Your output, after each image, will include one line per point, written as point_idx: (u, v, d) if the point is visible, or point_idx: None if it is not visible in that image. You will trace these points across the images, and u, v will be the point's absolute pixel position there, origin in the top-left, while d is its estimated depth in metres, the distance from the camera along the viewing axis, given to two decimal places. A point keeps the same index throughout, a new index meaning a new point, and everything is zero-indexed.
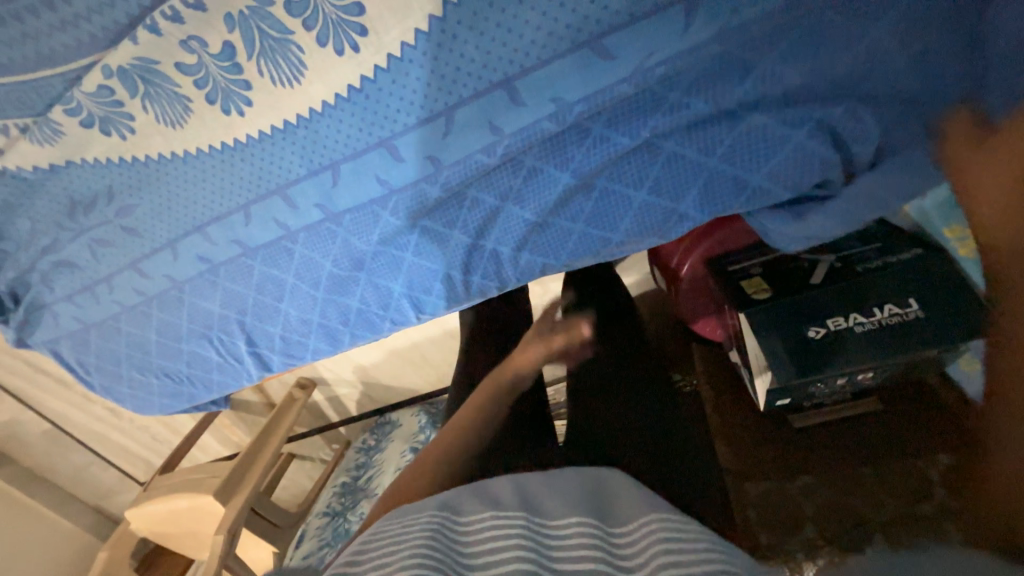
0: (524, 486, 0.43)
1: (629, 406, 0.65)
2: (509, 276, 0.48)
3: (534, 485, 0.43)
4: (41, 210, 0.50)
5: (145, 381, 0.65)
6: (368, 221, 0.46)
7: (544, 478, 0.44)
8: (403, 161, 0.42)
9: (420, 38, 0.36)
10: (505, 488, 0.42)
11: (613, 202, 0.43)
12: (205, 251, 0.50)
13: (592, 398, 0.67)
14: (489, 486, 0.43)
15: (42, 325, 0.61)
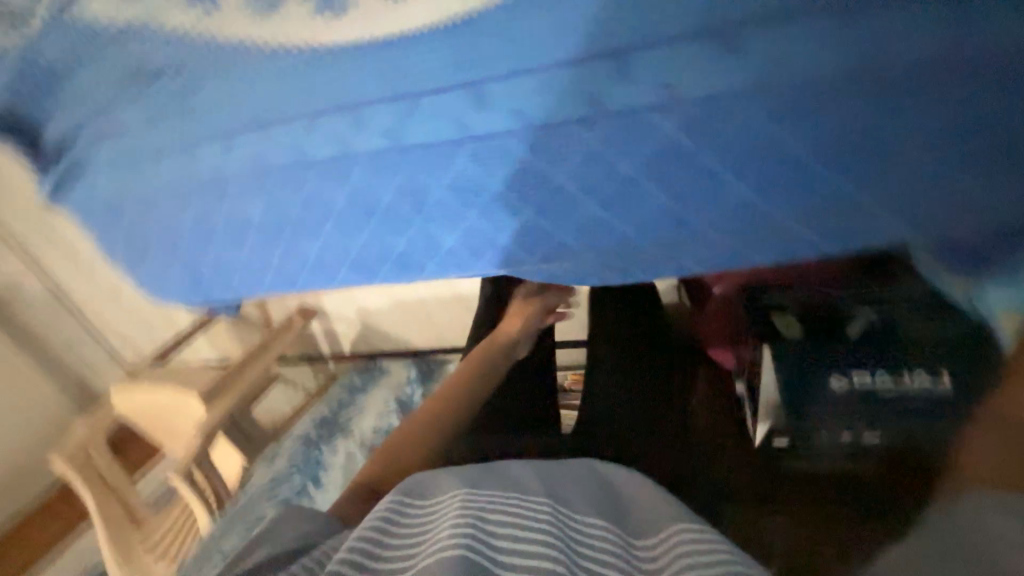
0: (548, 475, 0.47)
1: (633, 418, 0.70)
2: (556, 254, 0.47)
3: (558, 479, 0.46)
4: (109, 77, 0.50)
5: (167, 270, 0.65)
6: (434, 164, 0.44)
7: (569, 473, 0.48)
8: (487, 108, 0.40)
9: None
10: (536, 477, 0.46)
11: (682, 203, 0.41)
12: (260, 153, 0.49)
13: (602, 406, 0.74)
14: (520, 474, 0.47)
15: (80, 191, 0.61)
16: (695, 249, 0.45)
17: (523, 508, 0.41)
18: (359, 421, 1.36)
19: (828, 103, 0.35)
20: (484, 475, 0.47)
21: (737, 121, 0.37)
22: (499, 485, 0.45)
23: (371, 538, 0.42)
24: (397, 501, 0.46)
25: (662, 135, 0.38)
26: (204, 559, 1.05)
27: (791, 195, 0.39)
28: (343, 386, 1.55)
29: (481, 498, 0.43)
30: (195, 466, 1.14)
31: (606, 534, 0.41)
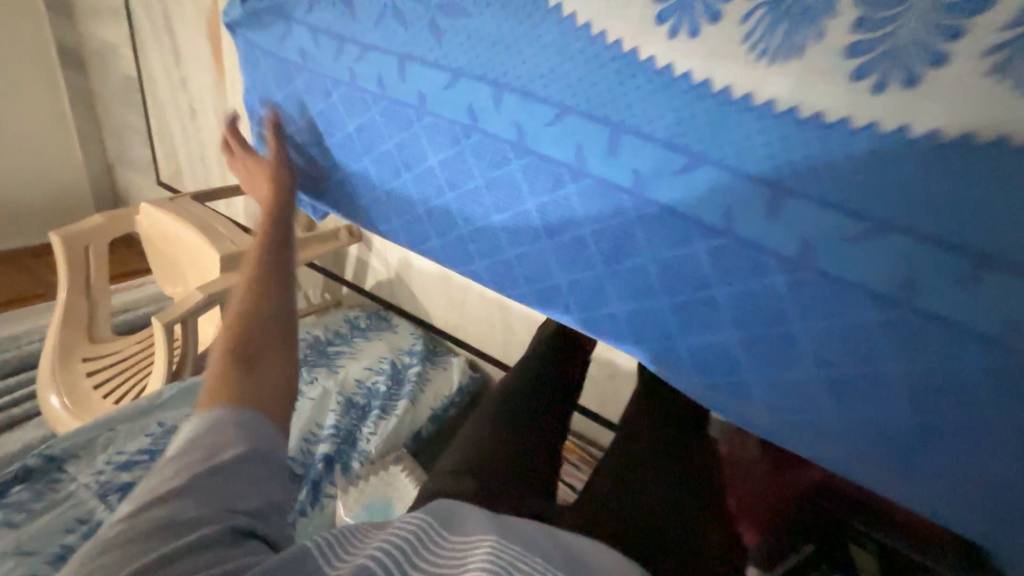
0: (565, 548, 0.47)
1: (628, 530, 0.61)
2: (725, 389, 0.40)
3: (573, 558, 0.46)
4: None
5: (294, 154, 0.58)
6: (665, 233, 0.38)
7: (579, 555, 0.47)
8: (772, 219, 0.34)
9: (946, 142, 0.28)
10: (559, 551, 0.46)
11: (910, 433, 0.34)
12: (483, 106, 0.43)
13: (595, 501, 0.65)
14: (549, 543, 0.46)
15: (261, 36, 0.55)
16: (874, 475, 0.38)
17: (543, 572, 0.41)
18: (348, 364, 1.28)
19: None
20: (505, 528, 0.46)
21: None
22: (531, 547, 0.44)
23: (397, 556, 0.41)
24: (427, 521, 0.45)
25: (957, 368, 0.31)
26: (138, 427, 0.92)
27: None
28: (348, 318, 1.48)
29: (505, 554, 0.42)
30: (182, 321, 1.08)
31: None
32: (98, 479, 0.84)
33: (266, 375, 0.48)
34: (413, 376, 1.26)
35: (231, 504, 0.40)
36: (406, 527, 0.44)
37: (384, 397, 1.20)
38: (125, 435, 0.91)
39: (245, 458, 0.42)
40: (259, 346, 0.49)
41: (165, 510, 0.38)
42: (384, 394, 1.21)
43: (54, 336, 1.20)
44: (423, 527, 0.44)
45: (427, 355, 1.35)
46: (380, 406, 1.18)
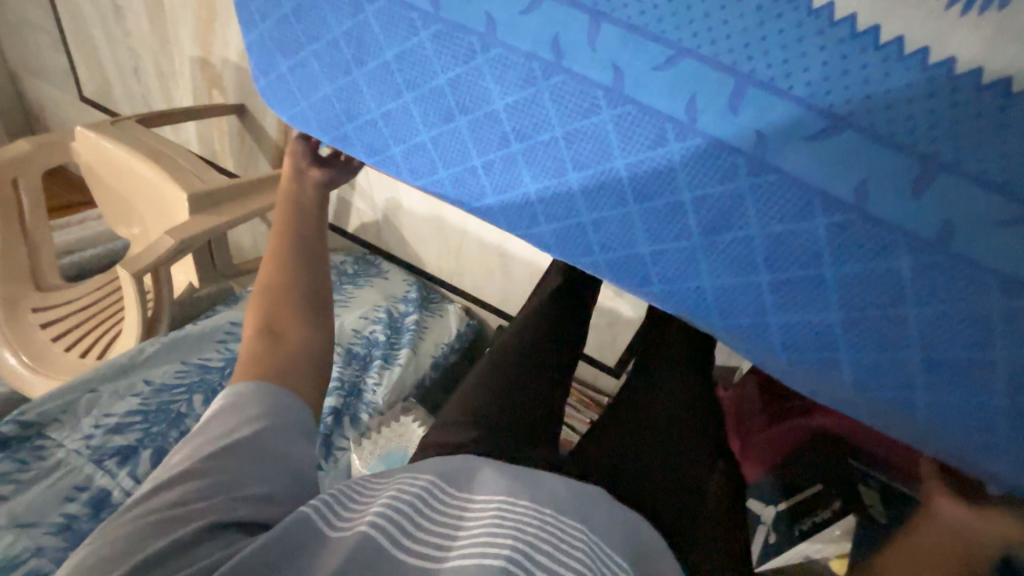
0: (583, 499, 0.48)
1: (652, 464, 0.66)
2: (810, 363, 0.40)
3: (586, 510, 0.46)
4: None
5: (311, 86, 0.48)
6: (783, 205, 0.35)
7: (592, 509, 0.47)
8: (914, 198, 0.31)
9: None
10: (567, 498, 0.47)
11: (996, 411, 0.36)
12: (574, 41, 0.36)
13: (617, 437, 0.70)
14: (555, 488, 0.47)
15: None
16: (935, 442, 0.41)
17: (557, 527, 0.42)
18: (343, 313, 1.23)
19: None
20: (512, 483, 0.46)
21: None
22: (539, 498, 0.45)
23: (407, 511, 0.40)
24: (433, 485, 0.44)
25: None
26: (123, 386, 0.85)
27: None
28: (332, 265, 1.39)
29: (514, 510, 0.42)
30: (153, 270, 0.96)
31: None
32: (89, 444, 0.78)
33: (285, 349, 0.49)
34: (412, 324, 1.23)
35: (236, 488, 0.39)
36: (410, 487, 0.43)
37: (386, 346, 1.17)
38: (109, 396, 0.84)
39: (257, 442, 0.41)
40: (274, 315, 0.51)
41: (178, 491, 0.37)
42: (385, 344, 1.17)
43: None
44: (427, 489, 0.43)
45: (422, 303, 1.32)
46: (382, 355, 1.15)
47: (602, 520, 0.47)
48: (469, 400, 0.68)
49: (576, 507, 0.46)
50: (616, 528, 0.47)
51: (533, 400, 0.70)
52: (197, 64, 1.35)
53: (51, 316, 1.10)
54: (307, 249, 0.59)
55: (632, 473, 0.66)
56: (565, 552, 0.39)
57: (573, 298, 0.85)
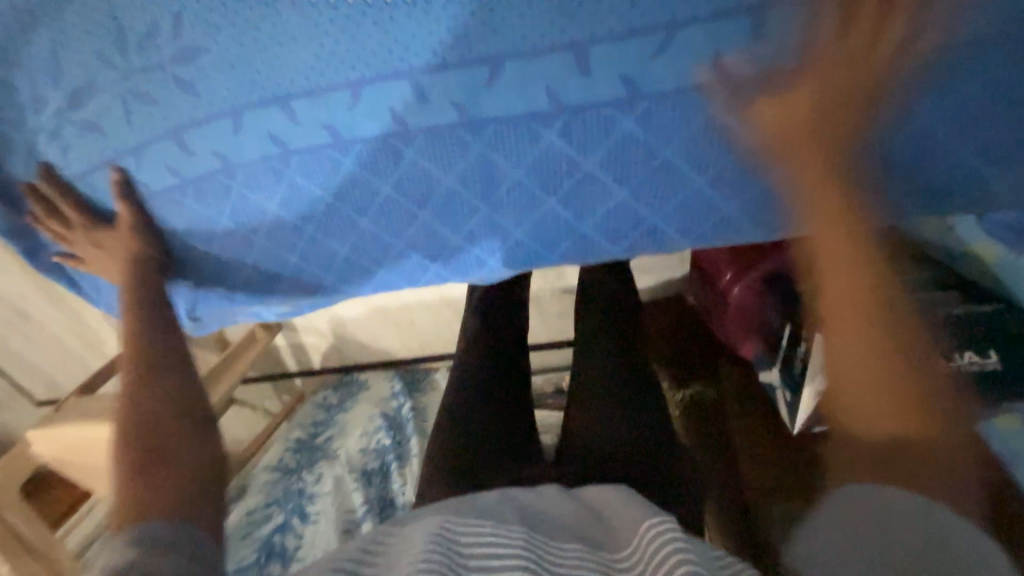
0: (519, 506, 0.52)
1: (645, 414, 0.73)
2: (641, 241, 0.43)
3: (528, 514, 0.51)
4: (84, 49, 0.39)
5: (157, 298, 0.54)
6: (518, 137, 0.38)
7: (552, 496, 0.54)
8: (588, 75, 0.35)
9: None
10: (515, 513, 0.51)
11: (792, 182, 0.39)
12: (285, 130, 0.40)
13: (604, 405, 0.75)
14: (495, 504, 0.51)
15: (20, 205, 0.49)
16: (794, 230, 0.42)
17: (502, 534, 0.47)
18: (343, 442, 1.23)
19: (948, 75, 0.33)
20: (449, 506, 0.51)
21: (860, 108, 0.35)
22: (468, 511, 0.50)
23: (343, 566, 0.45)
24: (360, 552, 0.48)
25: (787, 105, 0.35)
26: None
27: (896, 174, 0.38)
28: (316, 405, 1.41)
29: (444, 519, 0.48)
30: None
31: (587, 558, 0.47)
32: None
33: (176, 470, 0.40)
34: (410, 412, 1.24)
35: None
36: (343, 559, 0.47)
37: (395, 447, 1.17)
38: None
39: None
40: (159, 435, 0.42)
41: None
42: (394, 445, 1.17)
43: None
44: (361, 550, 0.48)
45: (410, 390, 1.34)
46: (395, 456, 1.15)
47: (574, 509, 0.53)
48: (443, 447, 0.75)
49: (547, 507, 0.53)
50: (603, 508, 0.54)
51: (500, 426, 0.78)
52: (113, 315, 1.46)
53: None
54: (168, 341, 0.48)
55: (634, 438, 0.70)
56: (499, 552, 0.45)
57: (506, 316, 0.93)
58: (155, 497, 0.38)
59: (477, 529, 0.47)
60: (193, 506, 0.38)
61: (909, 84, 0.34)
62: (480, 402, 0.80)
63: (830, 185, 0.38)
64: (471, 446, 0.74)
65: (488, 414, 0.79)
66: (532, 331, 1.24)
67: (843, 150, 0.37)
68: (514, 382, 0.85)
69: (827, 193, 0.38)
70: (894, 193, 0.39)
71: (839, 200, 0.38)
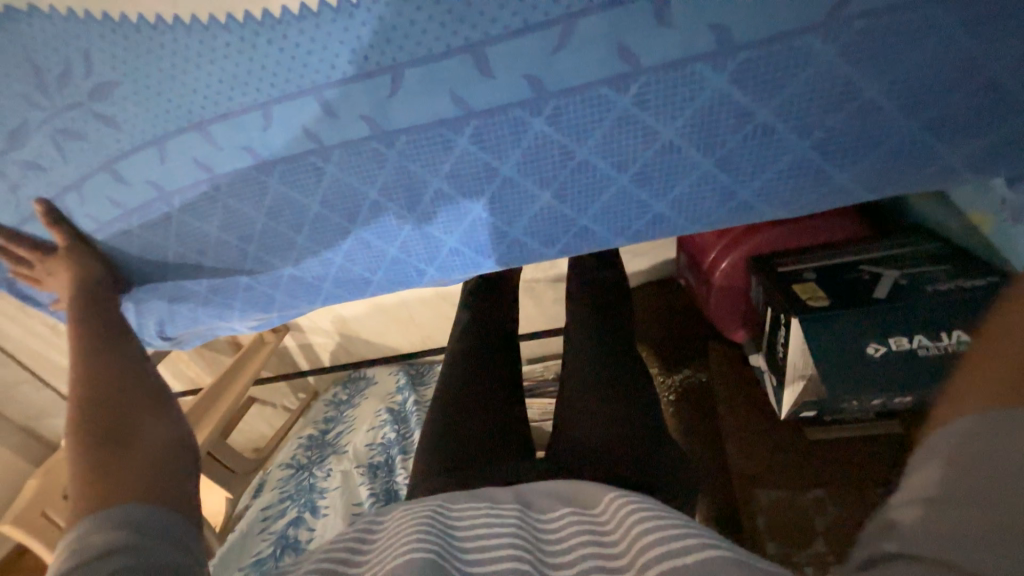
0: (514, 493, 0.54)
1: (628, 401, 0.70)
2: (577, 241, 0.41)
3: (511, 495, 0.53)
4: (12, 93, 0.40)
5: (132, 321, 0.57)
6: (431, 146, 0.37)
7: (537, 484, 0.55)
8: (490, 77, 0.33)
9: None
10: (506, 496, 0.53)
11: (728, 174, 0.36)
12: (209, 156, 0.40)
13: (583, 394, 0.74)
14: (489, 494, 0.54)
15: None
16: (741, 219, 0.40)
17: (500, 518, 0.48)
18: (351, 437, 1.28)
19: (890, 45, 0.29)
20: (452, 498, 0.54)
21: (789, 92, 0.31)
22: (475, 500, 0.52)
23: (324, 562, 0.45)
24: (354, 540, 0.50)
25: (708, 92, 0.32)
26: None
27: (845, 159, 0.34)
28: (328, 402, 1.46)
29: (439, 515, 0.49)
30: None
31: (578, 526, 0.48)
32: None
33: (138, 454, 0.39)
34: (413, 406, 1.27)
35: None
36: (333, 548, 0.48)
37: (399, 440, 1.20)
38: None
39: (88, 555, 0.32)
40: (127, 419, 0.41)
41: None
42: (398, 439, 1.21)
43: None
44: (352, 542, 0.49)
45: (415, 383, 1.37)
46: (399, 449, 1.18)
47: (565, 487, 0.55)
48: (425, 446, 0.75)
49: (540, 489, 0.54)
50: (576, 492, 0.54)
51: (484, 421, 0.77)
52: None
53: None
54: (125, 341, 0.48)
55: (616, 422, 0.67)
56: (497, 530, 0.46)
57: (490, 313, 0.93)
58: (120, 480, 0.37)
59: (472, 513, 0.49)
60: (159, 489, 0.37)
61: (849, 59, 0.30)
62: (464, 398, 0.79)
63: (767, 174, 0.35)
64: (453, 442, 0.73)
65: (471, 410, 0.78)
66: (528, 319, 1.25)
67: (777, 137, 0.33)
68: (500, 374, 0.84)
69: (764, 181, 0.36)
70: (844, 179, 0.35)
71: (776, 188, 0.36)
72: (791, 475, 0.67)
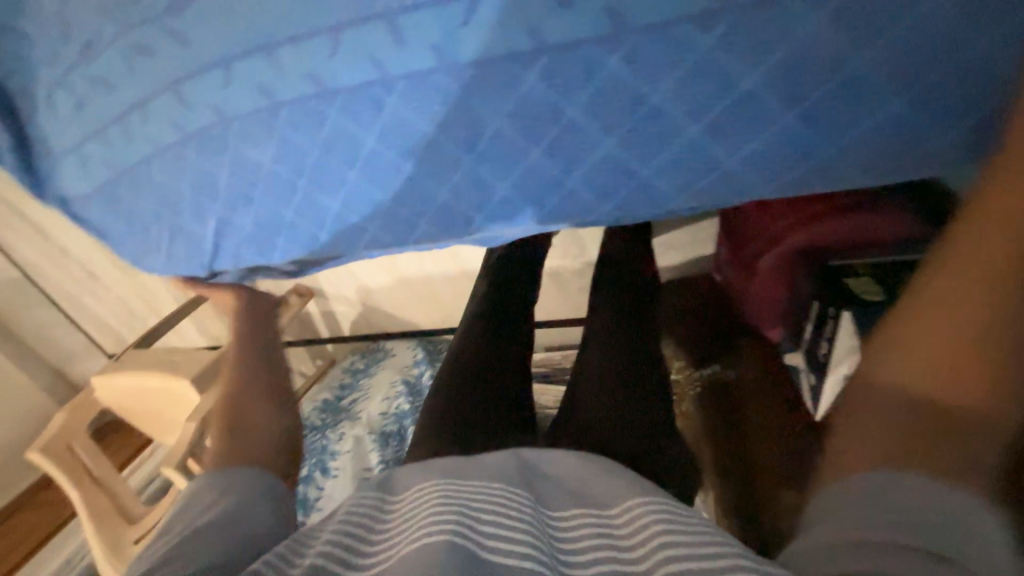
0: (527, 470, 0.51)
1: (643, 396, 0.67)
2: (635, 197, 0.39)
3: (523, 471, 0.51)
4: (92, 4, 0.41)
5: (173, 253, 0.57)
6: (499, 82, 0.36)
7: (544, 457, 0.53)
8: (570, 9, 0.32)
9: None
10: (517, 470, 0.51)
11: (808, 133, 0.34)
12: (272, 81, 0.40)
13: (592, 381, 0.70)
14: (501, 466, 0.51)
15: (47, 164, 0.53)
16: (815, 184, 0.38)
17: (510, 496, 0.46)
18: (365, 404, 1.29)
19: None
20: (460, 467, 0.53)
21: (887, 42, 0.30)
22: (488, 476, 0.49)
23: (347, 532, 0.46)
24: (374, 506, 0.51)
25: (799, 37, 0.30)
26: None
27: (939, 124, 0.32)
28: (344, 369, 1.48)
29: (452, 491, 0.47)
30: (191, 455, 1.06)
31: (594, 523, 0.44)
32: None
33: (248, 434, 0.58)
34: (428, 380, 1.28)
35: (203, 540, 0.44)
36: (352, 514, 0.49)
37: (413, 412, 1.21)
38: None
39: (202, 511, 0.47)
40: (246, 396, 0.64)
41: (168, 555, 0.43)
42: (412, 410, 1.22)
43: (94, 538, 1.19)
44: (369, 511, 0.50)
45: (431, 359, 1.38)
46: (412, 421, 1.19)
47: (579, 466, 0.52)
48: (425, 416, 0.72)
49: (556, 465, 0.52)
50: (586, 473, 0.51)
51: (490, 399, 0.73)
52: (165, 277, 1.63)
53: None
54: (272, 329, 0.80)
55: (625, 415, 0.64)
56: (511, 515, 0.43)
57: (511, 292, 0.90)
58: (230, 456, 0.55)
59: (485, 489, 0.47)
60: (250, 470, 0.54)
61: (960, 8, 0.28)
62: (473, 372, 0.76)
63: (850, 133, 0.34)
64: (454, 418, 0.70)
65: (480, 384, 0.74)
66: (550, 306, 1.24)
67: (868, 92, 0.32)
68: (512, 357, 0.80)
69: (845, 142, 0.34)
70: (933, 146, 0.33)
71: (856, 151, 0.34)
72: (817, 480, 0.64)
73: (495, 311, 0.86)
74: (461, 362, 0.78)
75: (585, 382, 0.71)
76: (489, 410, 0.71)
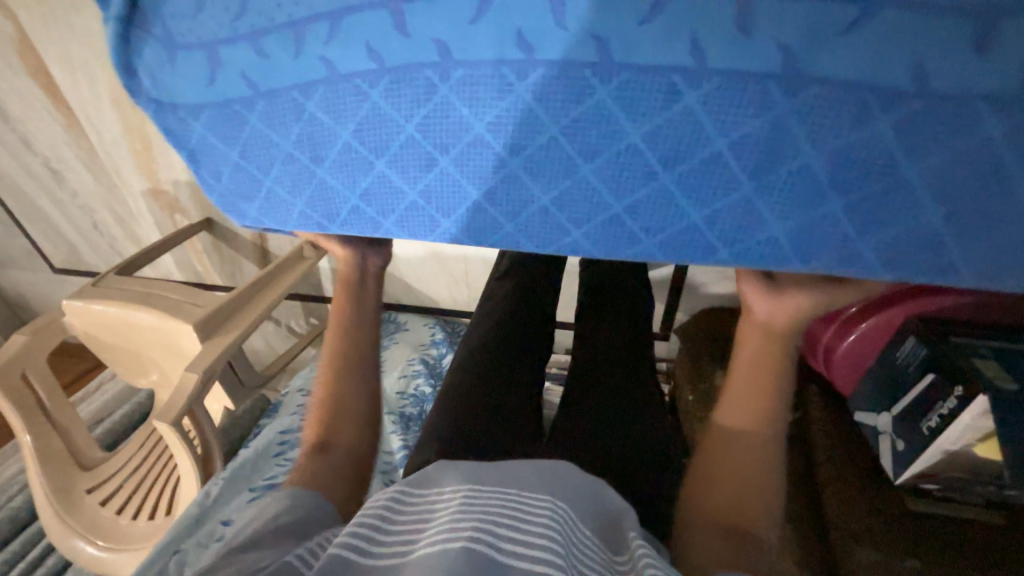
0: (552, 478, 0.50)
1: (653, 441, 0.70)
2: (918, 265, 0.37)
3: (553, 479, 0.50)
4: None
5: (286, 204, 0.47)
6: (847, 116, 0.32)
7: (564, 473, 0.51)
8: (979, 56, 0.29)
9: None
10: (534, 476, 0.50)
11: None
12: (540, 30, 0.33)
13: (605, 418, 0.72)
14: (518, 470, 0.50)
15: (153, 54, 0.41)
16: None
17: (529, 507, 0.45)
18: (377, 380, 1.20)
19: None
20: (475, 473, 0.49)
21: None
22: (505, 482, 0.48)
23: (370, 522, 0.44)
24: (398, 494, 0.48)
25: None
26: (204, 536, 0.84)
27: None
28: None
29: (474, 495, 0.45)
30: (189, 412, 0.94)
31: (596, 553, 0.46)
32: None
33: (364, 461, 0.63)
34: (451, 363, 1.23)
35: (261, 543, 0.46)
36: (372, 506, 0.46)
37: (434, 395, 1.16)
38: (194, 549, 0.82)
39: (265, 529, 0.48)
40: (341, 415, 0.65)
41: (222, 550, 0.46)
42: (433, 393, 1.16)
43: (38, 483, 1.03)
44: (388, 503, 0.46)
45: (451, 340, 1.32)
46: None
47: (592, 487, 0.51)
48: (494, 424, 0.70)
49: (577, 485, 0.50)
50: (606, 521, 0.50)
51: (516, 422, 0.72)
52: (150, 195, 1.42)
53: (105, 492, 1.10)
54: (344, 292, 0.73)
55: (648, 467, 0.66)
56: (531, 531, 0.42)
57: (525, 317, 0.92)
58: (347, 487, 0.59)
59: (504, 499, 0.45)
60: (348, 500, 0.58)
61: None
62: (488, 391, 0.74)
63: None
64: (486, 433, 0.67)
65: (500, 404, 0.72)
66: None
67: None
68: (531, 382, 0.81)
69: None
70: None
71: None
72: (889, 542, 0.63)
73: (507, 335, 0.86)
74: (479, 380, 0.76)
75: (591, 421, 0.72)
76: (513, 430, 0.70)
